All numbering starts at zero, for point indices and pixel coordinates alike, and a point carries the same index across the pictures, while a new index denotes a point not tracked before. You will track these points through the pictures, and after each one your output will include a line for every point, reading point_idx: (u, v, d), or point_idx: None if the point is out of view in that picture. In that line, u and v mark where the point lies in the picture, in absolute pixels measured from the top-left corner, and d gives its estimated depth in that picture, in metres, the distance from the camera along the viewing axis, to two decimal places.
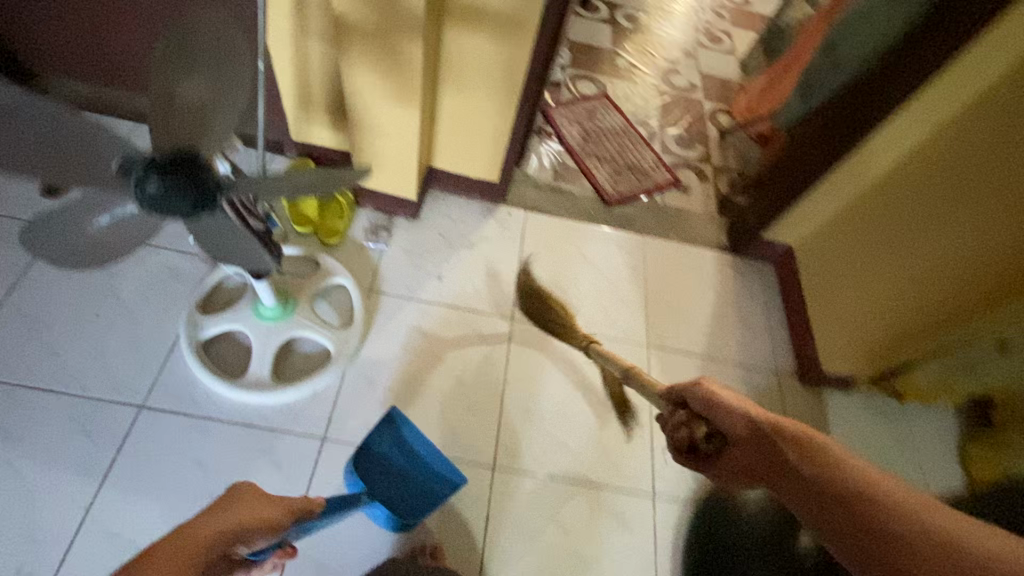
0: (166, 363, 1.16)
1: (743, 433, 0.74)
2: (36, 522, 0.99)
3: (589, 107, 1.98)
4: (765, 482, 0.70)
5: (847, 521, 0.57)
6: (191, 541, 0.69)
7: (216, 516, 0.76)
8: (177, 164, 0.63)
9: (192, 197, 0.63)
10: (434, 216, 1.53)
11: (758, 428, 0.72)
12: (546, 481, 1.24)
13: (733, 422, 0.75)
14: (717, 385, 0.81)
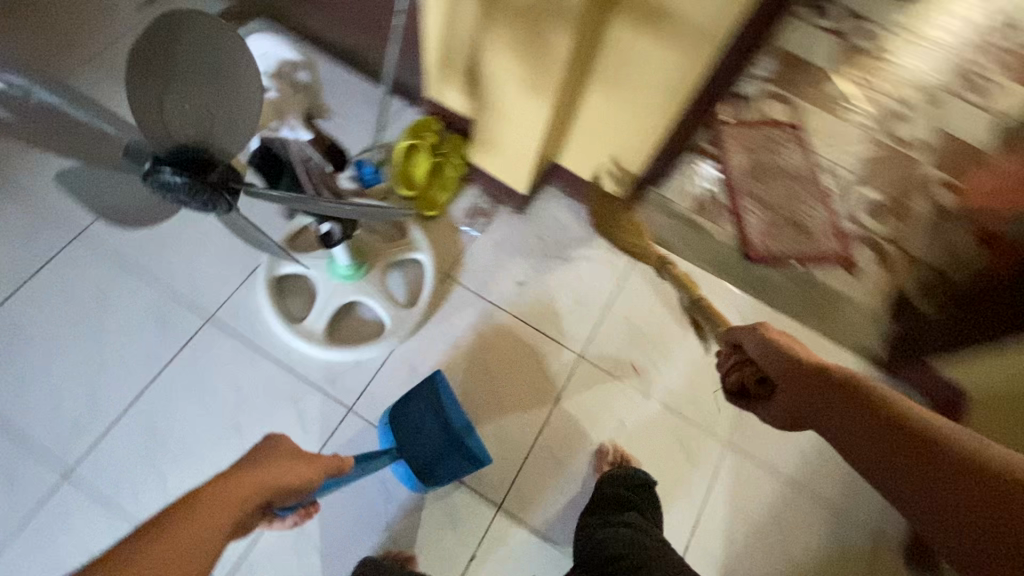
0: (242, 285, 1.20)
1: (788, 373, 0.69)
2: (97, 389, 1.10)
3: (769, 136, 1.63)
4: (814, 427, 0.66)
5: (911, 469, 0.54)
6: (236, 489, 0.64)
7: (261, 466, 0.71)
8: (192, 163, 0.63)
9: (203, 199, 0.64)
10: (541, 215, 1.39)
11: (805, 367, 0.68)
12: (548, 544, 1.12)
13: (782, 365, 0.71)
14: (774, 330, 0.76)
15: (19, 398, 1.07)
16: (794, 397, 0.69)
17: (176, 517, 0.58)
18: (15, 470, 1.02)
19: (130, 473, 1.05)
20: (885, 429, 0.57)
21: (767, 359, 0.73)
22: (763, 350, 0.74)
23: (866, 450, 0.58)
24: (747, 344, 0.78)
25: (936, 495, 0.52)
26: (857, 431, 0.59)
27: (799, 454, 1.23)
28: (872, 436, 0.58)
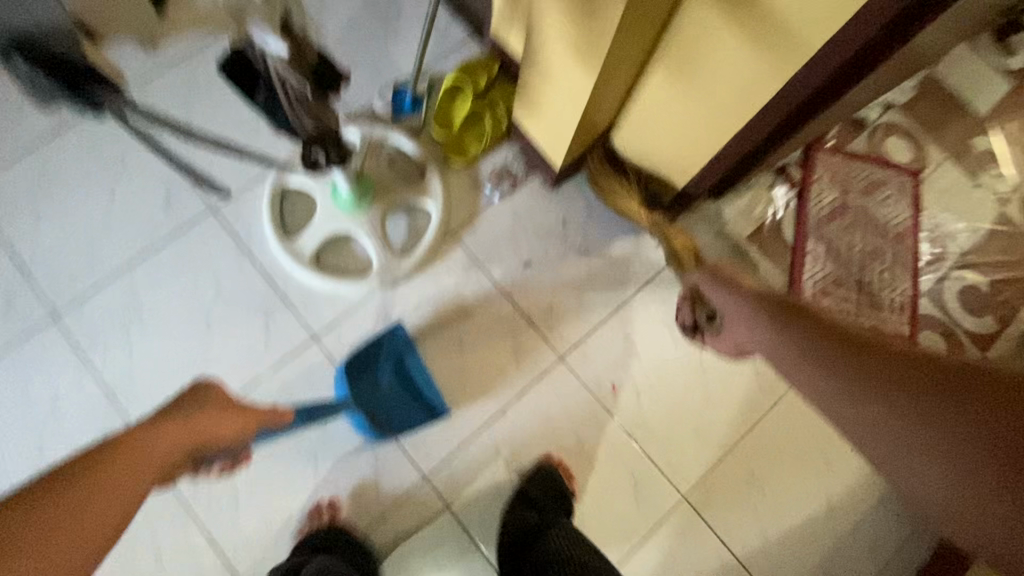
0: (251, 184, 1.19)
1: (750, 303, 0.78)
2: (99, 244, 1.15)
3: (875, 177, 1.36)
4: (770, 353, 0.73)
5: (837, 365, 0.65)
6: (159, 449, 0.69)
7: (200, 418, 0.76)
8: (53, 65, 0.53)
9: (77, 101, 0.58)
10: (572, 197, 1.26)
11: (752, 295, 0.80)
12: (465, 530, 1.09)
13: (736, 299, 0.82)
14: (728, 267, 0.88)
15: (33, 235, 1.14)
16: (769, 342, 0.73)
17: (94, 468, 0.63)
18: (14, 299, 1.11)
19: (107, 333, 1.11)
20: (818, 322, 0.70)
21: (746, 308, 0.78)
22: (743, 301, 0.79)
23: (805, 373, 0.66)
24: (725, 293, 0.82)
25: (901, 402, 0.58)
26: (819, 352, 0.65)
27: (758, 534, 1.12)
28: (839, 361, 0.63)
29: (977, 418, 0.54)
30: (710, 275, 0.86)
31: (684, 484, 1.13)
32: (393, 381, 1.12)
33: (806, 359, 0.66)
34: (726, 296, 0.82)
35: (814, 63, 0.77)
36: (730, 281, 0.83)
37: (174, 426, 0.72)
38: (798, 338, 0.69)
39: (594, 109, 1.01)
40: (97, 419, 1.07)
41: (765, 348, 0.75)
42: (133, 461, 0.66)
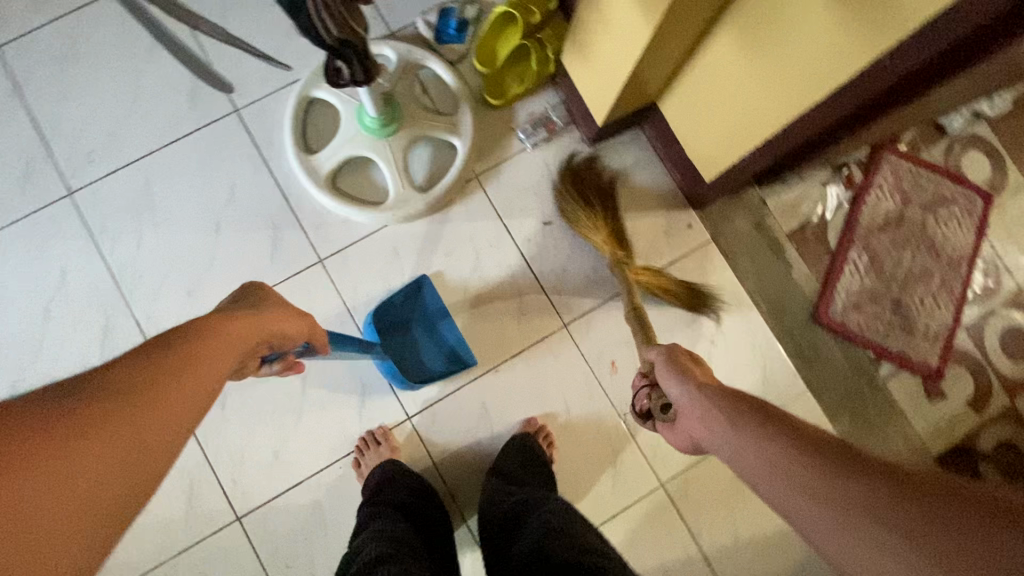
0: (277, 91, 1.14)
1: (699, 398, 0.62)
2: (119, 129, 1.12)
3: (942, 192, 1.24)
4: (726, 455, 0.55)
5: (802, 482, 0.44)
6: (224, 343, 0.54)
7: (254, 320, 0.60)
8: None
9: None
10: (608, 159, 1.18)
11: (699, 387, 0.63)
12: (440, 473, 1.10)
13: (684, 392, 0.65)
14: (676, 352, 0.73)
15: (57, 106, 1.12)
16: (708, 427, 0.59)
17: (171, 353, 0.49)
18: (33, 168, 1.10)
19: (119, 218, 1.10)
20: (766, 410, 0.55)
21: (692, 393, 0.64)
22: (692, 382, 0.66)
23: (750, 456, 0.51)
24: (676, 377, 0.68)
25: (855, 504, 0.40)
26: (762, 447, 0.50)
27: (729, 534, 1.11)
28: (781, 447, 0.48)
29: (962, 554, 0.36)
30: (667, 352, 0.72)
31: (664, 472, 1.12)
32: (423, 331, 1.12)
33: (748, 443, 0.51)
34: (673, 377, 0.69)
35: (913, 45, 0.67)
36: (684, 367, 0.69)
37: (242, 322, 0.59)
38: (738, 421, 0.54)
39: (649, 62, 0.92)
40: (99, 301, 1.08)
41: (709, 438, 0.59)
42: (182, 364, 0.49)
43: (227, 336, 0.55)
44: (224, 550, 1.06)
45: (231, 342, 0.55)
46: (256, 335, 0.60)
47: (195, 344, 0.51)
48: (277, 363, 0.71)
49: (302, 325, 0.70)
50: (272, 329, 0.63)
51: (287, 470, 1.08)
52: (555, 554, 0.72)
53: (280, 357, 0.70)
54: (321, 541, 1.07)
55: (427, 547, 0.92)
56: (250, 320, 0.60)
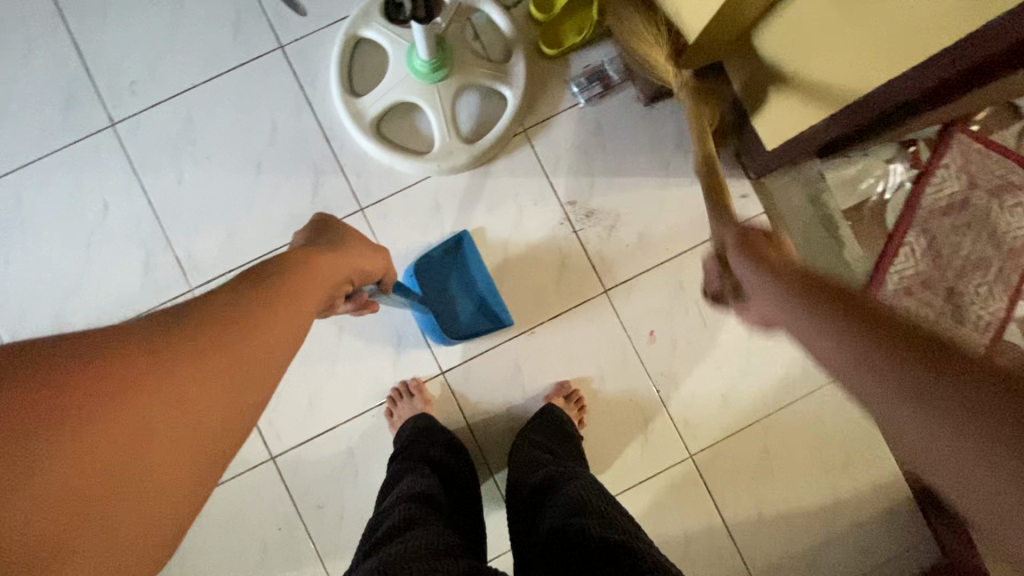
0: (323, 29, 1.10)
1: (774, 278, 0.53)
2: (161, 61, 1.09)
3: (1012, 177, 1.17)
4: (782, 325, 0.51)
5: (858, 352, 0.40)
6: (317, 276, 0.59)
7: (339, 260, 0.64)
8: None
9: None
10: (662, 120, 1.13)
11: (803, 287, 0.49)
12: (470, 429, 1.11)
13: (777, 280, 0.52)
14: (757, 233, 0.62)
15: (99, 32, 1.09)
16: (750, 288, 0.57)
17: (272, 281, 0.54)
18: (75, 95, 1.08)
19: (161, 154, 1.08)
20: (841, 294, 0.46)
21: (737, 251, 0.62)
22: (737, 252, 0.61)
23: (803, 336, 0.46)
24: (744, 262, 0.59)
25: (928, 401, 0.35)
26: (829, 317, 0.44)
27: (753, 509, 1.11)
28: (846, 322, 0.42)
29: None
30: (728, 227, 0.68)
31: (693, 444, 1.11)
32: (459, 289, 1.10)
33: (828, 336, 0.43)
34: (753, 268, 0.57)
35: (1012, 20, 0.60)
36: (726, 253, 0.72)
37: (327, 260, 0.62)
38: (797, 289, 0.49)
39: (721, 21, 0.86)
40: (141, 236, 1.08)
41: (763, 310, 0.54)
42: (282, 292, 0.53)
43: (317, 282, 0.58)
44: (259, 487, 1.08)
45: (321, 286, 0.59)
46: (343, 274, 0.64)
47: (293, 290, 0.55)
48: (354, 303, 0.73)
49: (380, 261, 0.75)
50: (358, 267, 0.68)
51: (321, 415, 1.09)
52: (577, 534, 0.70)
53: (357, 296, 0.72)
54: (350, 485, 1.09)
55: (456, 508, 0.91)
56: (338, 263, 0.64)
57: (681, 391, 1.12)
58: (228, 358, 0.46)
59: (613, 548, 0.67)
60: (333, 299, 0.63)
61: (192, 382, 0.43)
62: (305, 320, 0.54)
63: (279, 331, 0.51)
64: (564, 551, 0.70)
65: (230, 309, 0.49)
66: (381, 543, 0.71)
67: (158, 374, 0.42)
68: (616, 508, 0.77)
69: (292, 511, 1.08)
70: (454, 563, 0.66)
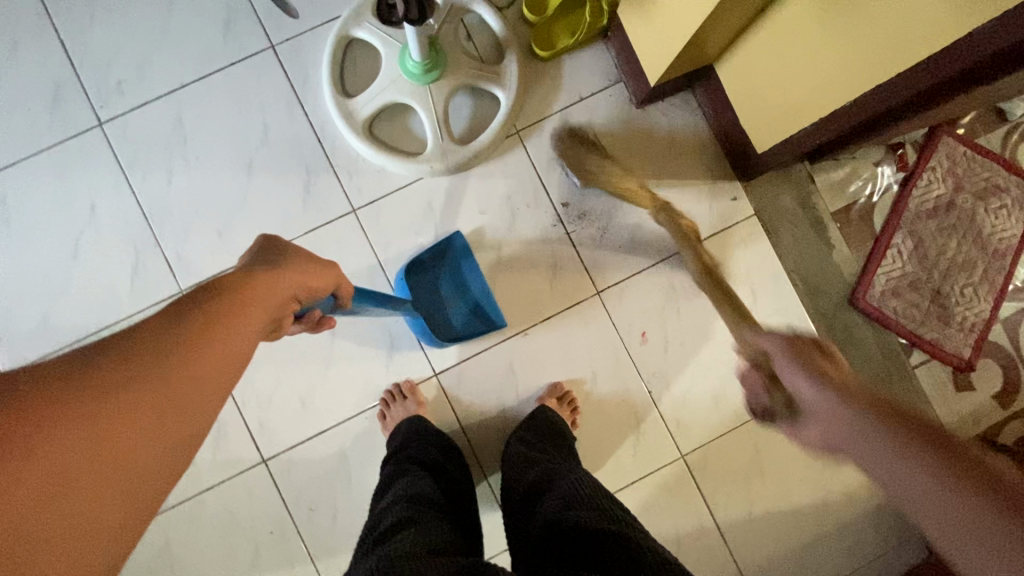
0: (315, 28, 1.09)
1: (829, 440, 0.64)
2: (150, 60, 1.07)
3: (996, 181, 1.19)
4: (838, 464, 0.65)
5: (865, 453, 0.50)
6: (272, 289, 0.56)
7: (293, 273, 0.61)
8: None
9: None
10: (655, 122, 1.14)
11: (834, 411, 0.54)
12: (464, 431, 1.11)
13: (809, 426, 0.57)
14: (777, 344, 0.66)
15: (86, 30, 1.07)
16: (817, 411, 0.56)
17: (237, 294, 0.53)
18: (62, 93, 1.07)
19: (150, 154, 1.07)
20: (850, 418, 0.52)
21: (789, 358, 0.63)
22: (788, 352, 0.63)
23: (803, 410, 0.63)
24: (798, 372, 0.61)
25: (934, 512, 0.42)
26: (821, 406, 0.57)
27: (745, 508, 1.12)
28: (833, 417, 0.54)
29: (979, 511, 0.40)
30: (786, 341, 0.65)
31: (686, 445, 1.12)
32: (452, 291, 1.10)
33: (888, 462, 0.46)
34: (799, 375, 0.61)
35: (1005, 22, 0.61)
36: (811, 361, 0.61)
37: (287, 272, 0.60)
38: (862, 414, 0.51)
39: (712, 25, 0.87)
40: (130, 237, 1.07)
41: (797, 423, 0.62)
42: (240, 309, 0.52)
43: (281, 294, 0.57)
44: (251, 491, 1.08)
45: (261, 305, 0.54)
46: (290, 293, 0.59)
47: (227, 320, 0.50)
48: (305, 322, 0.69)
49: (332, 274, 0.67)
50: (305, 282, 0.62)
51: (314, 418, 1.09)
52: (571, 533, 0.71)
53: (308, 313, 0.67)
54: (344, 488, 1.09)
55: (452, 507, 0.91)
56: (289, 277, 0.60)
57: (673, 392, 1.12)
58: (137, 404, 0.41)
59: (604, 533, 0.69)
60: (275, 323, 0.58)
61: (97, 429, 0.39)
62: (242, 350, 0.50)
63: (205, 366, 0.46)
64: (560, 548, 0.70)
65: (186, 326, 0.47)
66: (379, 542, 0.72)
67: (57, 422, 0.38)
68: (611, 501, 0.78)
69: (285, 514, 1.08)
70: (447, 560, 0.66)
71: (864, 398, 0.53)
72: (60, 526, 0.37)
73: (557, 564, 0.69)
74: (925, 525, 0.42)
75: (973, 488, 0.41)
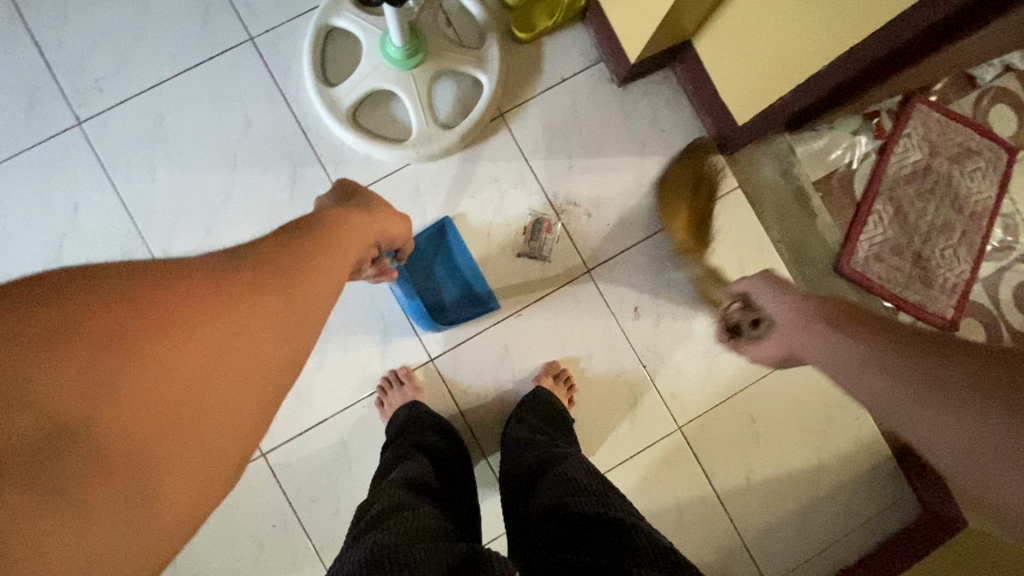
0: (293, 20, 1.09)
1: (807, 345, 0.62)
2: (127, 58, 1.06)
3: (970, 144, 1.22)
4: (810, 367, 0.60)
5: (856, 347, 0.51)
6: (355, 234, 0.63)
7: (371, 221, 0.68)
8: None
9: None
10: (636, 100, 1.15)
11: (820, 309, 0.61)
12: (464, 415, 1.11)
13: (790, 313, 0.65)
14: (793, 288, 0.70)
15: (60, 29, 1.06)
16: (837, 360, 0.53)
17: (310, 242, 0.57)
18: (38, 95, 1.05)
19: (130, 152, 1.06)
20: (867, 318, 0.55)
21: (799, 307, 0.64)
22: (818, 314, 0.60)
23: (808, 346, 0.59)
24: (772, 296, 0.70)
25: (894, 374, 0.46)
26: (829, 332, 0.56)
27: (743, 476, 1.14)
28: (852, 340, 0.52)
29: (983, 406, 0.39)
30: (761, 276, 0.74)
31: (682, 416, 1.14)
32: (444, 276, 1.11)
33: (869, 374, 0.48)
34: (769, 294, 0.71)
35: None
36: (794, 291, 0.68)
37: (360, 221, 0.66)
38: (861, 342, 0.51)
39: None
40: (113, 237, 1.05)
41: (804, 353, 0.61)
42: (310, 255, 0.55)
43: (350, 238, 0.62)
44: (249, 486, 1.07)
45: (333, 255, 0.58)
46: (369, 237, 0.66)
47: (292, 263, 0.53)
48: (376, 269, 0.80)
49: (402, 230, 0.77)
50: (382, 230, 0.70)
51: (311, 409, 1.08)
52: (573, 510, 0.72)
53: (378, 260, 0.78)
54: (345, 477, 1.08)
55: (450, 494, 0.91)
56: (365, 232, 0.65)
57: (667, 366, 1.14)
58: (226, 328, 0.45)
59: (592, 523, 0.69)
60: (365, 256, 0.67)
61: (212, 350, 0.44)
62: (319, 292, 0.54)
63: (293, 307, 0.50)
64: (561, 524, 0.71)
65: (253, 270, 0.50)
66: (370, 528, 0.71)
67: (177, 344, 0.43)
68: (608, 486, 0.79)
69: (286, 507, 1.07)
70: (443, 547, 0.66)
71: (870, 322, 0.54)
72: (192, 435, 0.42)
73: (558, 540, 0.70)
74: (937, 444, 0.41)
75: (950, 375, 0.42)
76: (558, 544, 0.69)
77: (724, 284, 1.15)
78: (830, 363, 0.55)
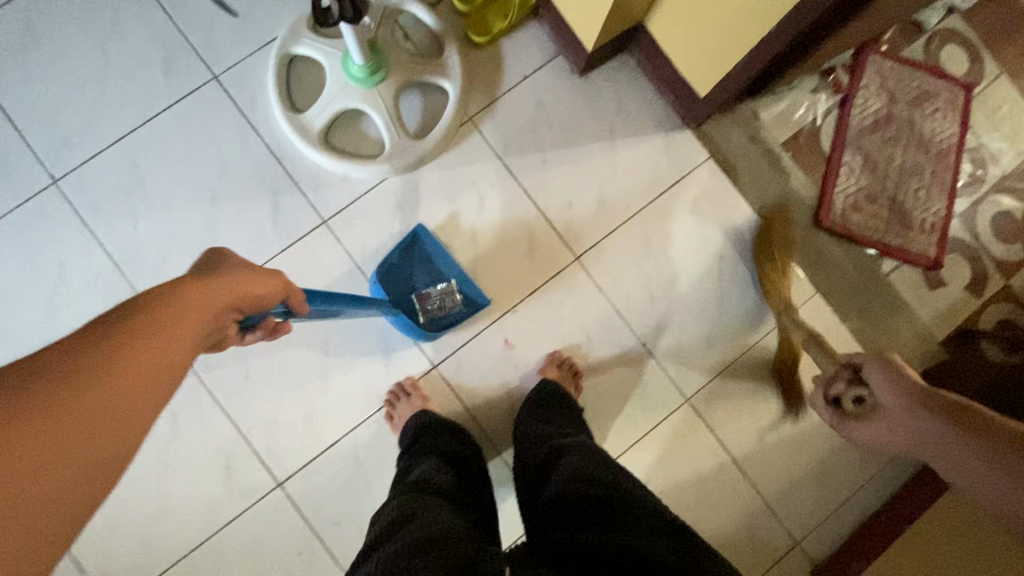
0: (254, 53, 1.10)
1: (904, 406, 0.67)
2: (95, 112, 1.07)
3: (925, 87, 1.26)
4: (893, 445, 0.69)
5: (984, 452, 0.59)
6: (220, 296, 0.55)
7: (242, 273, 0.60)
8: None
9: None
10: (599, 87, 1.18)
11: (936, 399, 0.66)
12: (474, 417, 1.12)
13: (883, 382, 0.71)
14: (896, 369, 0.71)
15: (25, 94, 1.07)
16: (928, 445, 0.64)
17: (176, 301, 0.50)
18: (10, 160, 1.06)
19: (109, 202, 1.07)
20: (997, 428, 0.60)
21: (898, 388, 0.69)
22: (965, 420, 0.62)
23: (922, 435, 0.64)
24: (879, 369, 0.72)
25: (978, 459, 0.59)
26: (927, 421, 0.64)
27: (757, 437, 1.15)
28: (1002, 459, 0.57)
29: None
30: (884, 359, 0.72)
31: (689, 389, 1.15)
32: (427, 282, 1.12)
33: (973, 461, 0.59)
34: (889, 382, 0.70)
35: None
36: (891, 361, 0.72)
37: (230, 278, 0.58)
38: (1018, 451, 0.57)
39: None
40: (104, 287, 1.06)
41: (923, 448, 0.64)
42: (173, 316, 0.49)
43: (217, 297, 0.55)
44: (270, 518, 1.06)
45: (199, 317, 0.51)
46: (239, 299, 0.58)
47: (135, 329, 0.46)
48: (261, 330, 0.66)
49: None
50: (241, 294, 0.58)
51: (321, 432, 1.08)
52: (582, 492, 0.74)
53: (261, 321, 0.64)
54: (365, 496, 1.08)
55: (469, 494, 0.92)
56: (220, 289, 0.55)
57: (668, 341, 1.15)
58: (68, 405, 0.40)
59: (606, 499, 0.73)
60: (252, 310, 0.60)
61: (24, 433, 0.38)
62: (175, 356, 0.47)
63: (135, 372, 0.44)
64: (574, 507, 0.73)
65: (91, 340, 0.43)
66: (382, 538, 0.72)
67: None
68: (607, 463, 0.80)
69: (310, 534, 1.07)
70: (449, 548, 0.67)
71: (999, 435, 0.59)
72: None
73: (570, 522, 0.72)
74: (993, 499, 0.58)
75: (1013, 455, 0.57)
76: (572, 526, 0.72)
77: (712, 254, 1.17)
78: (918, 445, 0.65)
